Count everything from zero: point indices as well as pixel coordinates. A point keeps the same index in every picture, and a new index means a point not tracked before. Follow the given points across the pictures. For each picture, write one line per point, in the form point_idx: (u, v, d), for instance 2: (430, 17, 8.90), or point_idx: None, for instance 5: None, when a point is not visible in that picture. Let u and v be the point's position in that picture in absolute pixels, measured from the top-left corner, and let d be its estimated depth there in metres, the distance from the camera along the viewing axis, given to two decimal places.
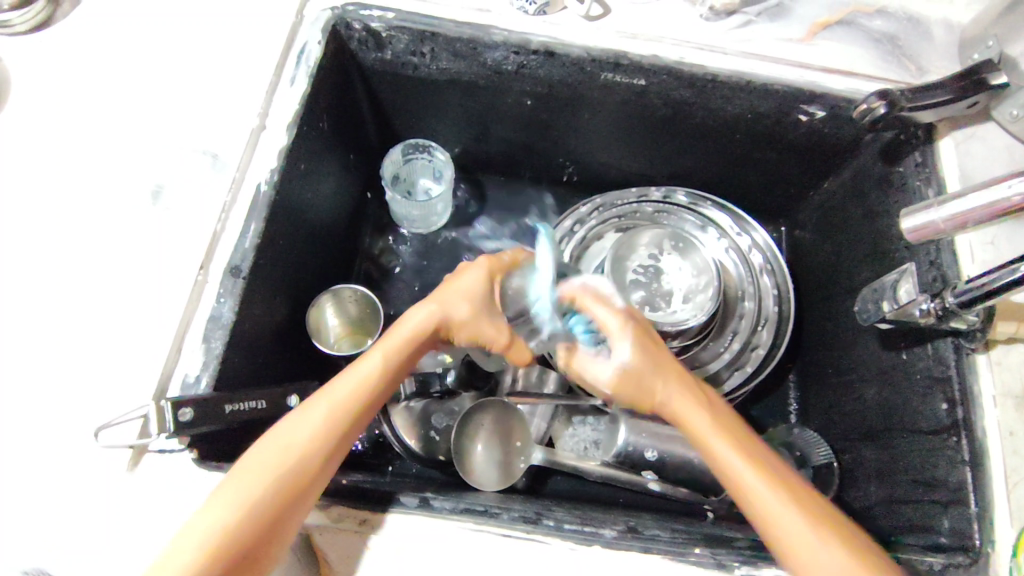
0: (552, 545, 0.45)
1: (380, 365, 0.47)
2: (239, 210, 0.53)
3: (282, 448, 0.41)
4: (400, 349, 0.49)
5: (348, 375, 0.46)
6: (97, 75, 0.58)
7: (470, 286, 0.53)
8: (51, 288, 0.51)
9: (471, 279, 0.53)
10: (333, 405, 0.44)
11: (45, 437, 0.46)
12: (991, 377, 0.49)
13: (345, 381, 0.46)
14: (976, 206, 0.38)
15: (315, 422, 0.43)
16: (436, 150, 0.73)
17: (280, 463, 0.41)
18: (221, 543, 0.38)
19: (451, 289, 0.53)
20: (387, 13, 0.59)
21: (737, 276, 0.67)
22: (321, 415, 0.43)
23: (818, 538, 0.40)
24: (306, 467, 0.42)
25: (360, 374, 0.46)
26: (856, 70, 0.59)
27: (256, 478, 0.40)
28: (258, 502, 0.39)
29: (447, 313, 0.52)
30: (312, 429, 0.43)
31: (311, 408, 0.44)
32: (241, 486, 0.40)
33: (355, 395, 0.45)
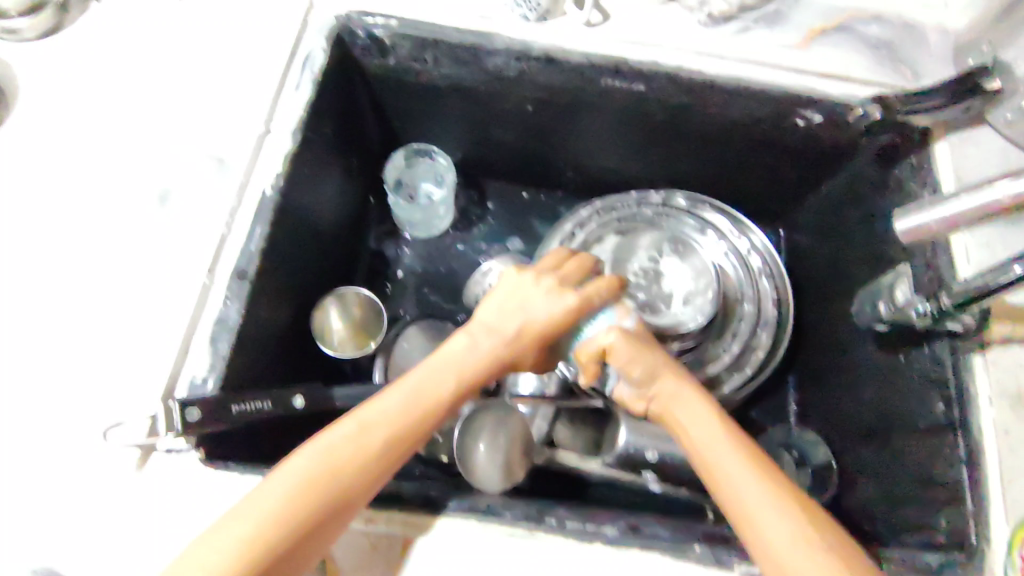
0: (553, 544, 0.46)
1: (440, 388, 0.46)
2: (245, 214, 0.54)
3: (335, 464, 0.41)
4: (459, 373, 0.47)
5: (409, 398, 0.45)
6: (105, 82, 0.59)
7: (547, 324, 0.50)
8: (60, 290, 0.51)
9: (554, 316, 0.50)
10: (391, 426, 0.43)
11: (53, 438, 0.47)
12: (987, 378, 0.50)
13: (401, 395, 0.44)
14: (968, 208, 0.39)
15: (375, 444, 0.42)
16: (437, 154, 0.75)
17: (322, 476, 0.40)
18: (254, 554, 0.37)
19: (526, 320, 0.50)
20: (390, 20, 0.60)
21: (736, 279, 0.67)
22: (379, 438, 0.42)
23: (806, 556, 0.39)
24: (356, 489, 0.41)
25: (421, 399, 0.45)
26: (851, 76, 0.60)
27: (303, 491, 0.39)
28: (301, 517, 0.39)
29: (518, 349, 0.50)
30: (369, 450, 0.42)
31: (371, 428, 0.43)
32: (286, 493, 0.39)
33: (415, 420, 0.44)
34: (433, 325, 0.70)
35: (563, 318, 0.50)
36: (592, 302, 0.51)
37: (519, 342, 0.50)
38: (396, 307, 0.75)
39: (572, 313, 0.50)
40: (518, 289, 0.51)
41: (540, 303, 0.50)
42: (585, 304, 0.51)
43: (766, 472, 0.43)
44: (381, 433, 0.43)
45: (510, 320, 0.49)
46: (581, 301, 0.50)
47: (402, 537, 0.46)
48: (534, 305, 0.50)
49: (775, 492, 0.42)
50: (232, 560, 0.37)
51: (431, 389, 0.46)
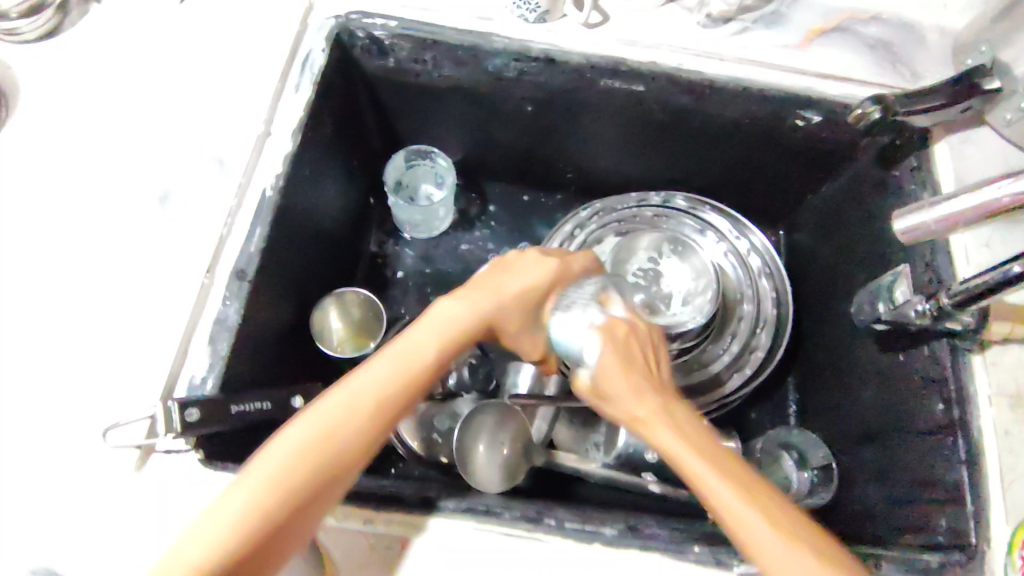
0: (553, 544, 0.46)
1: (429, 352, 0.45)
2: (245, 215, 0.54)
3: (324, 434, 0.39)
4: (449, 336, 0.46)
5: (396, 361, 0.43)
6: (107, 83, 0.59)
7: (534, 285, 0.51)
8: (60, 290, 0.51)
9: (540, 276, 0.51)
10: (380, 392, 0.42)
11: (53, 438, 0.47)
12: (986, 377, 0.50)
13: (390, 364, 0.43)
14: (966, 207, 0.39)
15: (363, 411, 0.41)
16: (437, 156, 0.74)
17: (309, 446, 0.39)
18: (250, 527, 0.37)
19: (515, 282, 0.50)
20: (390, 22, 0.60)
21: (736, 279, 0.67)
22: (367, 404, 0.41)
23: (812, 566, 0.39)
24: (347, 456, 0.40)
25: (410, 362, 0.43)
26: (851, 76, 0.61)
27: (294, 461, 0.38)
28: (293, 488, 0.38)
29: (507, 311, 0.49)
30: (357, 417, 0.41)
31: (358, 394, 0.41)
32: (277, 466, 0.38)
33: (404, 386, 0.43)
34: None
35: (547, 280, 0.51)
36: (574, 266, 0.54)
37: (509, 305, 0.49)
38: (395, 308, 0.75)
39: (557, 275, 0.52)
40: (506, 261, 0.52)
41: (528, 267, 0.51)
42: (566, 270, 0.53)
43: (756, 488, 0.42)
44: (369, 398, 0.41)
45: (499, 283, 0.50)
46: (562, 264, 0.53)
47: (400, 538, 0.46)
48: (521, 270, 0.51)
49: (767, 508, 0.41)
50: (232, 532, 0.37)
51: (419, 353, 0.44)
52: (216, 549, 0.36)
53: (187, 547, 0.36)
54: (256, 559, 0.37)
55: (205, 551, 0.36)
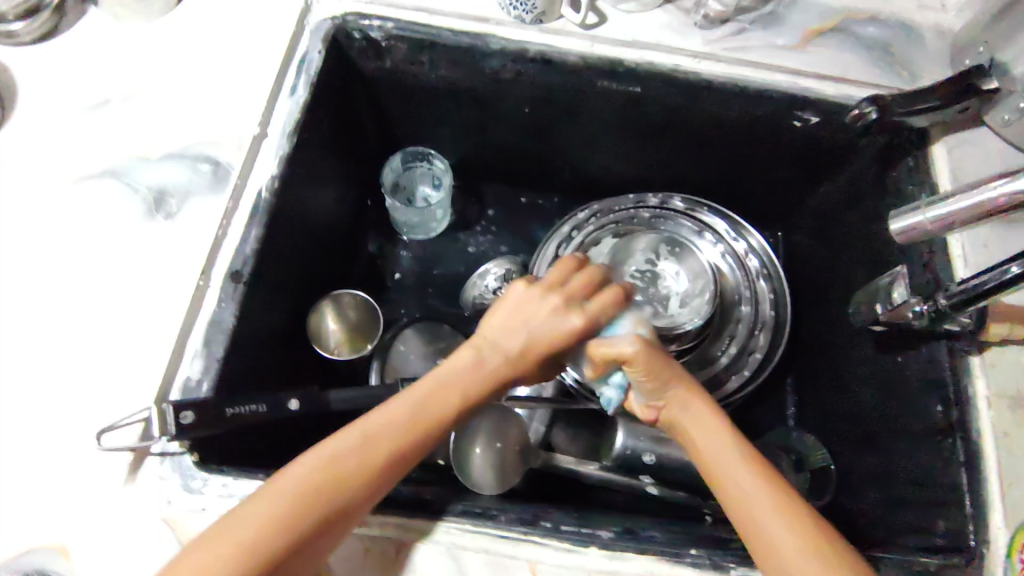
0: (550, 547, 0.46)
1: (438, 408, 0.44)
2: (240, 217, 0.54)
3: (329, 482, 0.40)
4: (462, 390, 0.45)
5: (411, 416, 0.43)
6: (103, 85, 0.59)
7: (556, 340, 0.47)
8: (55, 292, 0.51)
9: (562, 333, 0.47)
10: (387, 447, 0.42)
11: (49, 441, 0.47)
12: (984, 379, 0.50)
13: (406, 407, 0.44)
14: (963, 207, 0.39)
15: (370, 464, 0.41)
16: (436, 158, 0.74)
17: (319, 483, 0.39)
18: (245, 564, 0.37)
19: (536, 334, 0.47)
20: (386, 22, 0.60)
21: (734, 281, 0.67)
22: (373, 457, 0.41)
23: None
24: (350, 507, 0.40)
25: (422, 417, 0.44)
26: (848, 77, 0.60)
27: (298, 505, 0.38)
28: (293, 535, 0.38)
29: (522, 365, 0.47)
30: (363, 471, 0.41)
31: (371, 446, 0.41)
32: (281, 504, 0.38)
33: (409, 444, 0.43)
34: (431, 328, 0.70)
35: (569, 334, 0.47)
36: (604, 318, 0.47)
37: (524, 360, 0.47)
38: (393, 310, 0.74)
39: (581, 330, 0.47)
40: (524, 305, 0.48)
41: (545, 323, 0.47)
42: (594, 324, 0.47)
43: (800, 509, 0.40)
44: (380, 453, 0.42)
45: (518, 335, 0.47)
46: (591, 320, 0.47)
47: (395, 540, 0.46)
48: (540, 321, 0.47)
49: (800, 519, 0.40)
50: (224, 562, 0.36)
51: (433, 407, 0.44)
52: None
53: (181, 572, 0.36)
54: None
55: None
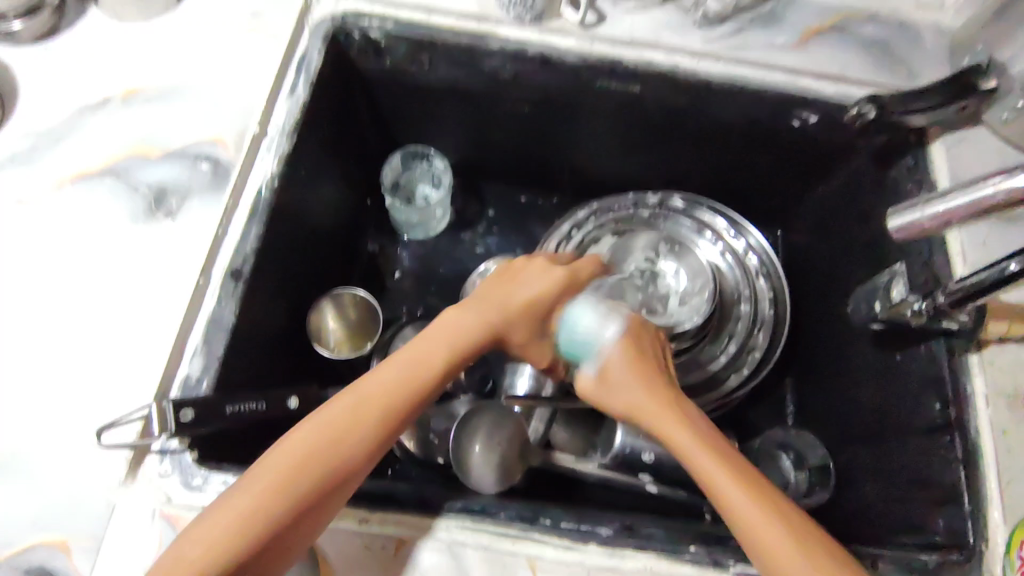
0: (549, 544, 0.46)
1: (434, 360, 0.46)
2: (240, 216, 0.54)
3: (327, 438, 0.40)
4: (459, 342, 0.47)
5: (407, 365, 0.45)
6: (103, 84, 0.59)
7: (542, 291, 0.52)
8: (55, 291, 0.51)
9: (546, 286, 0.52)
10: (384, 400, 0.43)
11: (50, 440, 0.47)
12: (984, 377, 0.50)
13: (400, 369, 0.44)
14: (961, 205, 0.39)
15: (368, 417, 0.42)
16: (436, 157, 0.75)
17: (313, 447, 0.40)
18: (250, 525, 0.37)
19: (526, 287, 0.52)
20: (386, 22, 0.60)
21: (733, 279, 0.67)
22: (369, 411, 0.42)
23: None
24: (350, 460, 0.41)
25: (418, 369, 0.45)
26: (847, 77, 0.61)
27: (298, 463, 0.39)
28: (295, 493, 0.39)
29: (513, 319, 0.50)
30: (361, 423, 0.41)
31: (368, 400, 0.42)
32: (273, 474, 0.39)
33: (405, 397, 0.43)
34: (428, 326, 0.69)
35: (557, 287, 0.53)
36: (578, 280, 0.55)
37: (517, 311, 0.51)
38: (393, 309, 0.74)
39: (563, 286, 0.53)
40: (511, 271, 0.53)
41: (533, 276, 0.53)
42: (571, 278, 0.54)
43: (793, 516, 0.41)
44: (377, 406, 0.42)
45: (509, 289, 0.51)
46: (568, 275, 0.54)
47: (394, 537, 0.46)
48: (528, 279, 0.52)
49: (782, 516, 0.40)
50: (231, 523, 0.37)
51: (424, 369, 0.45)
52: (208, 553, 0.37)
53: (188, 545, 0.37)
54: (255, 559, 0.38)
55: (204, 552, 0.37)
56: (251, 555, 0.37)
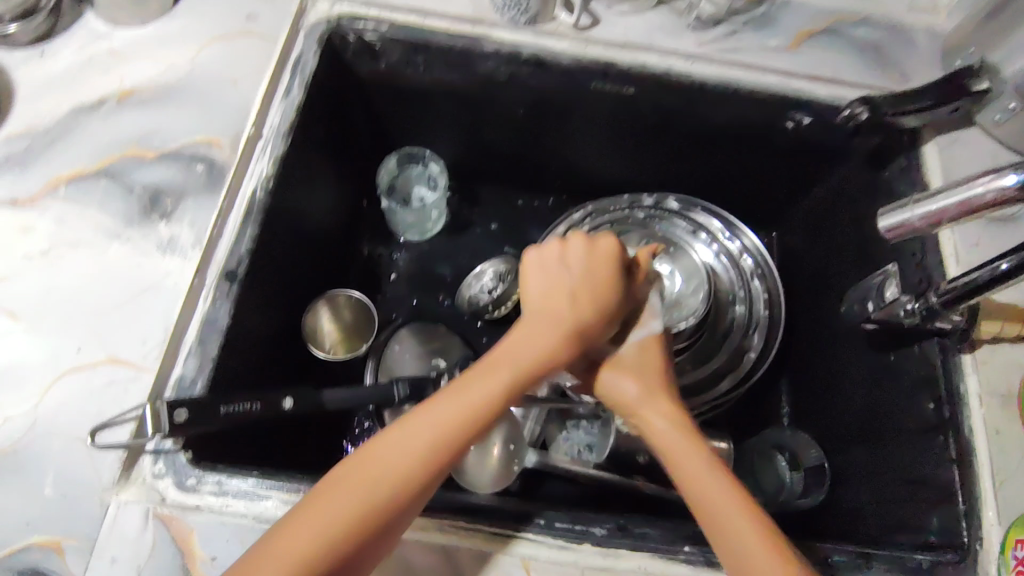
0: (543, 544, 0.46)
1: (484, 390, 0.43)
2: (236, 217, 0.54)
3: (382, 465, 0.40)
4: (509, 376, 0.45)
5: (458, 401, 0.43)
6: (99, 86, 0.59)
7: (595, 300, 0.49)
8: (49, 292, 0.51)
9: (585, 283, 0.49)
10: (439, 429, 0.41)
11: (43, 441, 0.47)
12: (977, 377, 0.50)
13: (452, 404, 0.42)
14: (949, 204, 0.39)
15: (426, 444, 0.41)
16: (431, 161, 0.74)
17: (375, 475, 0.39)
18: (311, 546, 0.37)
19: (560, 288, 0.49)
20: (381, 24, 0.61)
21: (727, 280, 0.68)
22: (423, 438, 0.41)
23: None
24: (403, 492, 0.40)
25: (462, 403, 0.43)
26: (839, 79, 0.61)
27: (357, 487, 0.39)
28: (351, 523, 0.38)
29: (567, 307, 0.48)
30: (416, 450, 0.40)
31: (420, 429, 0.41)
32: (334, 499, 0.38)
33: (461, 423, 0.42)
34: (422, 325, 0.71)
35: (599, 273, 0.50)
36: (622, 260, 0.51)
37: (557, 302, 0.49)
38: (387, 310, 0.75)
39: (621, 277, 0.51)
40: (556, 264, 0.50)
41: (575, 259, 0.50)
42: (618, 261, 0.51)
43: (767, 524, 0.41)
44: (428, 433, 0.41)
45: (560, 287, 0.49)
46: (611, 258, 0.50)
47: None
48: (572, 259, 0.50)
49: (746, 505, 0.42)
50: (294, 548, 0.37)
51: (471, 397, 0.43)
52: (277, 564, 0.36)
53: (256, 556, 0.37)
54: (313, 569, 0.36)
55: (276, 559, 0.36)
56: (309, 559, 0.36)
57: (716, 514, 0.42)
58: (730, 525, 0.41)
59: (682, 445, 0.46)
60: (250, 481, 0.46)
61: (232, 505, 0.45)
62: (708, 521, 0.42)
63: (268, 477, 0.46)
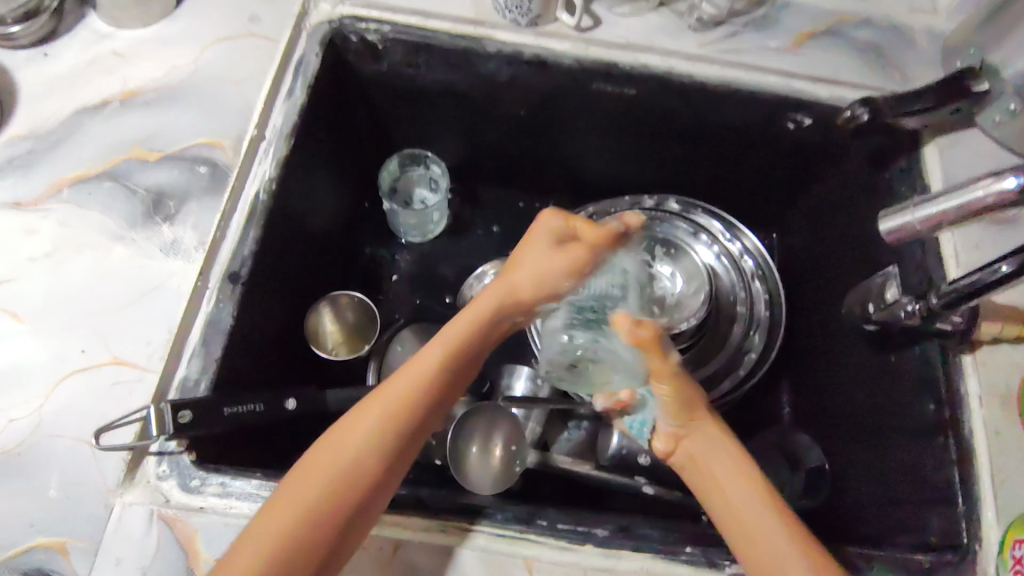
0: (545, 545, 0.46)
1: (428, 363, 0.44)
2: (238, 219, 0.54)
3: (338, 447, 0.41)
4: (459, 344, 0.45)
5: (403, 376, 0.43)
6: (102, 88, 0.59)
7: (539, 273, 0.47)
8: (52, 294, 0.51)
9: (538, 262, 0.47)
10: (388, 404, 0.42)
11: (47, 443, 0.47)
12: (976, 377, 0.51)
13: (400, 379, 0.43)
14: (949, 208, 0.39)
15: (374, 422, 0.41)
16: (432, 163, 0.74)
17: (331, 458, 0.40)
18: (282, 531, 0.38)
19: (528, 269, 0.48)
20: (383, 26, 0.60)
21: (728, 281, 0.68)
22: (373, 415, 0.42)
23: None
24: (362, 468, 0.41)
25: (407, 376, 0.43)
26: (841, 80, 0.61)
27: (317, 470, 0.40)
28: (315, 507, 0.39)
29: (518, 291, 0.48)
30: (372, 428, 0.41)
31: (371, 408, 0.42)
32: (297, 484, 0.40)
33: (411, 395, 0.43)
34: (424, 327, 0.70)
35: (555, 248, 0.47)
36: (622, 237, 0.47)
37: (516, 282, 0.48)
38: (389, 311, 0.75)
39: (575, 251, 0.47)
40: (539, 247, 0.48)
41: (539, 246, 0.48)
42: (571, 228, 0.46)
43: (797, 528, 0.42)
44: (380, 412, 0.42)
45: (516, 271, 0.48)
46: (565, 227, 0.46)
47: (392, 539, 0.46)
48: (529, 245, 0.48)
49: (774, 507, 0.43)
50: (267, 536, 0.38)
51: (419, 372, 0.44)
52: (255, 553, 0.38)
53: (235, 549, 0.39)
54: (288, 554, 0.38)
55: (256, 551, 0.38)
56: (283, 545, 0.38)
57: (744, 520, 0.42)
58: (778, 554, 0.41)
59: (731, 474, 0.44)
60: (254, 482, 0.46)
61: (236, 507, 0.45)
62: (740, 527, 0.42)
63: (272, 478, 0.46)
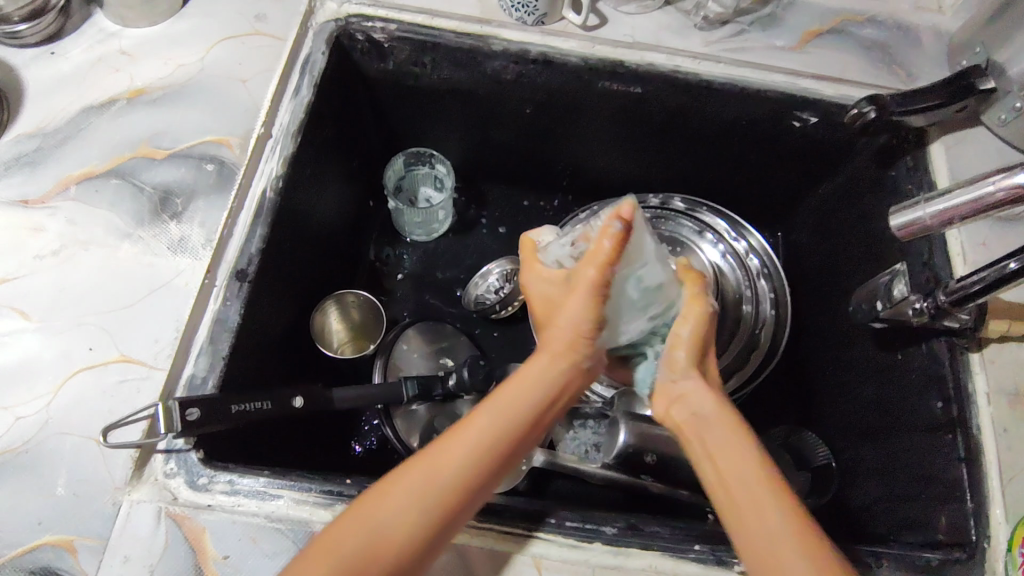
0: (553, 543, 0.46)
1: (483, 426, 0.40)
2: (245, 217, 0.54)
3: (381, 506, 0.37)
4: (519, 404, 0.41)
5: (456, 434, 0.39)
6: (108, 86, 0.59)
7: (580, 318, 0.43)
8: (60, 291, 0.51)
9: (581, 312, 0.43)
10: (437, 466, 0.38)
11: (56, 440, 0.47)
12: (985, 376, 0.50)
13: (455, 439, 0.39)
14: (962, 202, 0.39)
15: (422, 482, 0.37)
16: (437, 161, 0.74)
17: (370, 515, 0.37)
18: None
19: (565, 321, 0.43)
20: (389, 24, 0.61)
21: (734, 279, 0.68)
22: (421, 474, 0.38)
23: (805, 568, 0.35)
24: (404, 535, 0.37)
25: (460, 434, 0.39)
26: (846, 78, 0.61)
27: (356, 529, 0.36)
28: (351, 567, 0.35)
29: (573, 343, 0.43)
30: (421, 490, 0.37)
31: (421, 468, 0.38)
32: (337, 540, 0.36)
33: (467, 459, 0.39)
34: (431, 325, 0.71)
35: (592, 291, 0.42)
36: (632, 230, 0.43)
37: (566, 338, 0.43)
38: (395, 310, 0.75)
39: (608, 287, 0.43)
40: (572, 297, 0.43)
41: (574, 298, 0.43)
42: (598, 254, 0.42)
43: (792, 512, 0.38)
44: (433, 471, 0.38)
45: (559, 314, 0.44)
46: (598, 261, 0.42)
47: None
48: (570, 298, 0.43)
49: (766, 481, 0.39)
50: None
51: (477, 432, 0.39)
52: None
53: None
54: None
55: None
56: None
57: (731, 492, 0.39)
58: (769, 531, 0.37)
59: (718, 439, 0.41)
60: (262, 480, 0.46)
61: (244, 504, 0.45)
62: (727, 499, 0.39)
63: (280, 476, 0.47)
